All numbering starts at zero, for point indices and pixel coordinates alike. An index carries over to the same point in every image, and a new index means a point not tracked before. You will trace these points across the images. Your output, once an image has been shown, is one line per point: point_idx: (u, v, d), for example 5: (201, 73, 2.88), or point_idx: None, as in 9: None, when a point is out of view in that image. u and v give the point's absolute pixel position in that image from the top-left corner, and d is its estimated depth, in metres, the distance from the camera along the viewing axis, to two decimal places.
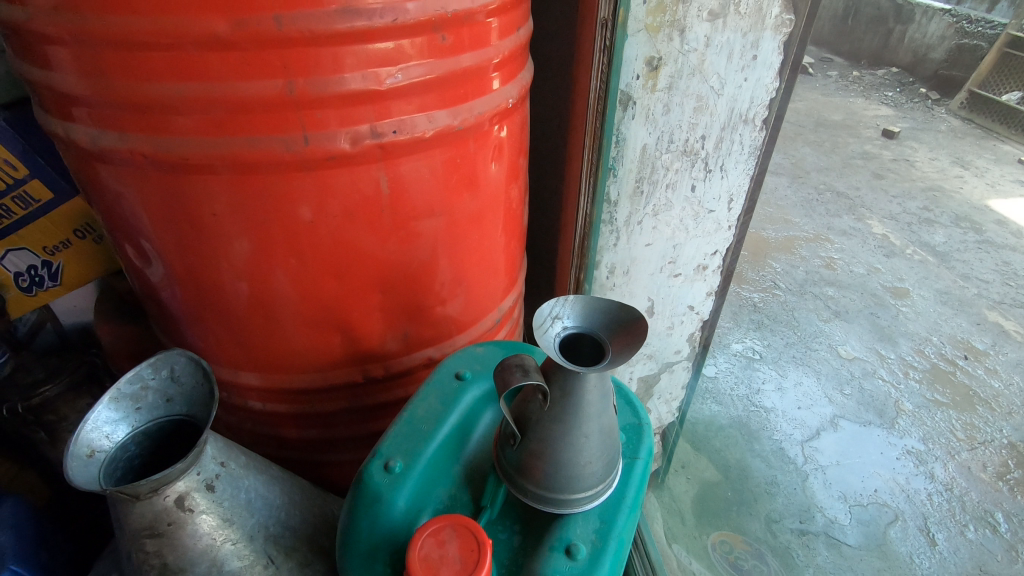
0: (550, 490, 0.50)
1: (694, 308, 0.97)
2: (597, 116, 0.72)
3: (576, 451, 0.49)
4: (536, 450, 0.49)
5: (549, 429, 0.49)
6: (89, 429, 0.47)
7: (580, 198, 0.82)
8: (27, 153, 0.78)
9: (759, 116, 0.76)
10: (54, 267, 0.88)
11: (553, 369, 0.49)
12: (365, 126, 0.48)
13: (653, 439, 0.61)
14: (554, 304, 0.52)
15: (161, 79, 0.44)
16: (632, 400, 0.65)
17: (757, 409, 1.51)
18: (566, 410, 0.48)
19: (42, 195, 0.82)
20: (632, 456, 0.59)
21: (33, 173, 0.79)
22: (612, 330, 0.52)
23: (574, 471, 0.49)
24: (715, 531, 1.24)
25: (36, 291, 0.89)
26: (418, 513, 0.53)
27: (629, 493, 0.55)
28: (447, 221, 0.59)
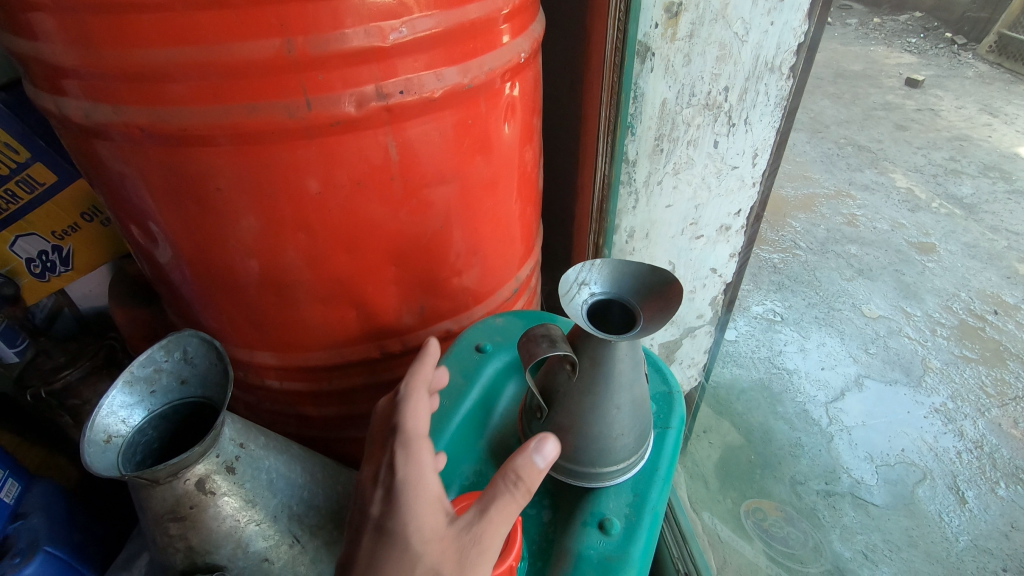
0: (579, 463, 0.49)
1: (717, 271, 0.94)
2: (613, 71, 0.69)
3: (606, 423, 0.47)
4: (565, 423, 0.48)
5: (578, 402, 0.47)
6: (104, 415, 0.46)
7: (598, 158, 0.78)
8: (27, 135, 0.76)
9: (787, 63, 0.72)
10: (65, 252, 0.88)
11: (582, 337, 0.47)
12: (370, 88, 0.45)
13: (685, 406, 0.59)
14: (580, 270, 0.49)
15: (153, 44, 0.41)
16: (661, 368, 0.63)
17: (779, 371, 1.49)
18: (595, 381, 0.47)
19: (47, 178, 0.80)
20: (664, 426, 0.57)
21: (36, 156, 0.78)
22: (642, 295, 0.49)
23: (605, 444, 0.48)
24: (744, 502, 1.23)
25: (49, 276, 0.88)
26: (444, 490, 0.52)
27: (663, 464, 0.54)
28: (460, 188, 0.56)
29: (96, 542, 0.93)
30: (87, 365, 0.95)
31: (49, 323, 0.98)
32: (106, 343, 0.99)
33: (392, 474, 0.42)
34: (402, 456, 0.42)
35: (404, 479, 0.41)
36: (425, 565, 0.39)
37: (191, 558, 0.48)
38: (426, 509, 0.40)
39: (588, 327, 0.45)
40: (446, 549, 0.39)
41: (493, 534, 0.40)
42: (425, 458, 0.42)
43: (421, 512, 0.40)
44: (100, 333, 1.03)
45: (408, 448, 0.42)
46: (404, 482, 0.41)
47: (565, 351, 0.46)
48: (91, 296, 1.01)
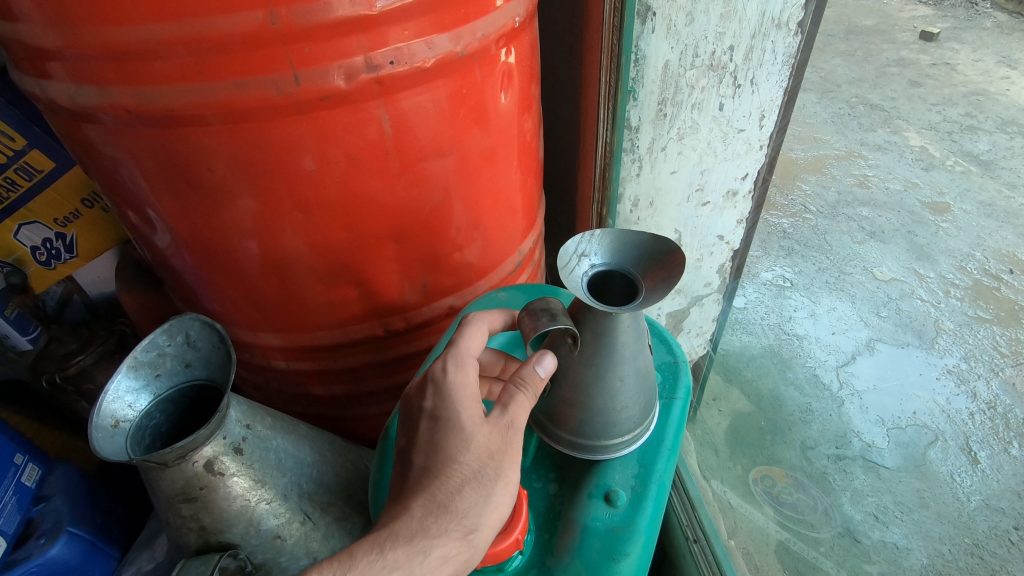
0: (581, 435, 0.50)
1: (724, 238, 0.92)
2: (614, 33, 0.67)
3: (610, 396, 0.48)
4: (568, 396, 0.49)
5: (581, 375, 0.48)
6: (110, 400, 0.47)
7: (600, 126, 0.76)
8: (22, 122, 0.79)
9: (794, 19, 0.69)
10: (69, 239, 0.91)
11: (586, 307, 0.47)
12: (360, 59, 0.44)
13: (691, 376, 0.58)
14: (580, 241, 0.49)
15: (132, 19, 0.40)
16: (666, 338, 0.62)
17: (789, 337, 1.48)
18: (598, 353, 0.47)
19: (45, 166, 0.83)
20: (670, 397, 0.56)
21: (32, 143, 0.81)
22: (645, 265, 0.49)
23: (609, 416, 0.49)
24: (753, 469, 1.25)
25: (54, 264, 0.91)
26: None
27: (669, 435, 0.54)
28: (458, 160, 0.55)
29: (118, 521, 0.95)
30: (97, 350, 0.98)
31: (59, 311, 0.98)
32: (116, 329, 1.02)
33: (444, 376, 0.48)
34: (453, 362, 0.48)
35: (455, 381, 0.47)
36: (476, 443, 0.45)
37: (205, 537, 0.48)
38: (471, 401, 0.47)
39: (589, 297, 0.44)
40: (491, 431, 0.45)
41: (524, 418, 0.46)
42: (472, 366, 0.49)
43: (467, 403, 0.46)
44: (111, 319, 1.05)
45: (459, 359, 0.49)
46: (453, 382, 0.47)
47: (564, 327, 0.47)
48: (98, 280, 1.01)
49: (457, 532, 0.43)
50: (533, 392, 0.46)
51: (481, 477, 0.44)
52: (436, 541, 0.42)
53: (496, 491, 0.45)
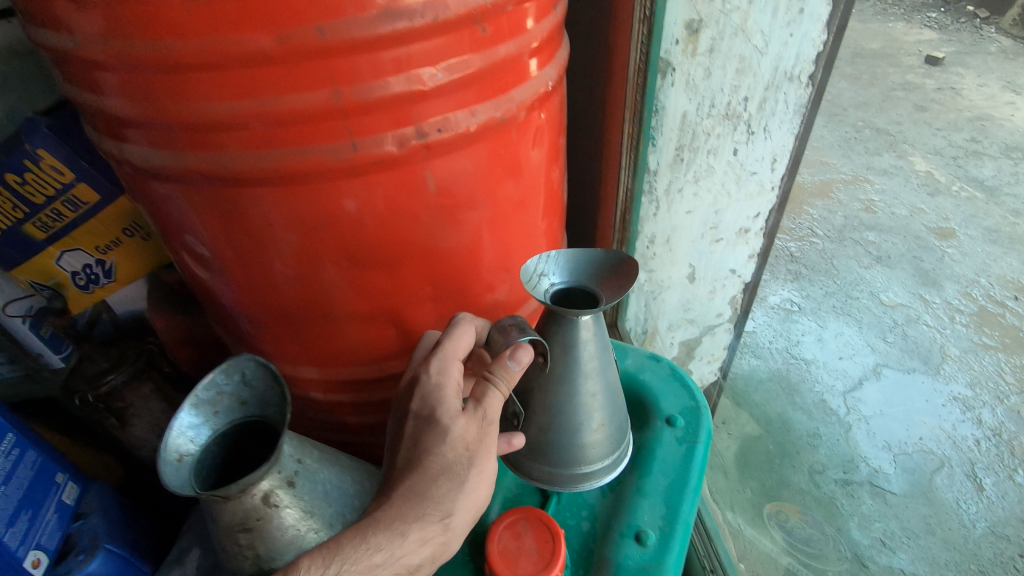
0: (562, 462, 0.56)
1: (736, 272, 0.96)
2: (636, 91, 0.71)
3: (585, 415, 0.54)
4: (543, 421, 0.55)
5: (554, 395, 0.54)
6: (175, 436, 0.50)
7: (621, 173, 0.80)
8: (71, 158, 0.86)
9: (806, 73, 0.73)
10: (107, 266, 1.00)
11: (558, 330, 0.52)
12: (411, 128, 0.48)
13: (711, 421, 0.63)
14: (540, 261, 0.56)
15: (208, 97, 0.44)
16: (687, 383, 0.67)
17: (797, 361, 1.51)
18: (571, 374, 0.53)
19: (89, 199, 0.91)
20: (692, 441, 0.61)
21: (79, 177, 0.88)
22: (598, 277, 0.57)
23: (584, 437, 0.55)
24: (770, 503, 1.23)
25: (92, 288, 1.00)
26: (492, 505, 0.60)
27: (692, 477, 0.58)
28: (491, 210, 0.59)
29: (148, 538, 0.99)
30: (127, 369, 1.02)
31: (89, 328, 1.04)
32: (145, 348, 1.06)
33: (428, 377, 0.53)
34: (436, 364, 0.53)
35: (438, 381, 0.52)
36: (453, 436, 0.50)
37: (259, 564, 0.52)
38: (451, 398, 0.52)
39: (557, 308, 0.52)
40: (469, 424, 0.50)
41: (498, 411, 0.52)
42: (455, 367, 0.53)
43: (448, 399, 0.51)
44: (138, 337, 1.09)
45: (444, 362, 0.53)
46: (437, 383, 0.52)
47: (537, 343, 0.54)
48: (127, 300, 1.06)
49: (435, 521, 0.49)
50: (502, 385, 0.51)
51: (454, 468, 0.50)
52: (420, 526, 0.48)
53: (471, 479, 0.50)
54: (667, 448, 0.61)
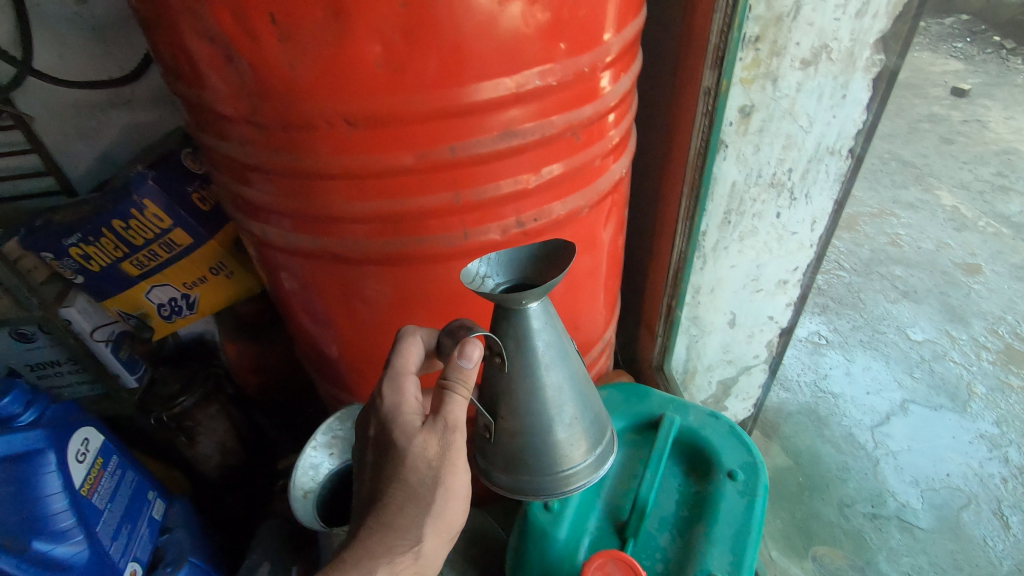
0: (541, 465, 0.56)
1: (774, 318, 1.03)
2: (696, 170, 0.78)
3: (553, 411, 0.54)
4: (514, 425, 0.55)
5: (517, 397, 0.54)
6: (300, 475, 0.59)
7: (676, 237, 0.87)
8: (171, 207, 0.99)
9: (846, 146, 0.80)
10: (190, 299, 1.13)
11: (507, 323, 0.52)
12: (512, 220, 0.56)
13: (769, 476, 0.66)
14: (480, 264, 0.51)
15: (349, 198, 0.52)
16: (744, 436, 0.69)
17: (825, 395, 1.56)
18: (530, 373, 0.53)
19: (183, 242, 1.03)
20: (752, 495, 0.64)
21: (175, 224, 1.01)
22: (540, 270, 0.52)
23: (553, 433, 0.55)
24: (812, 547, 1.25)
25: (176, 316, 1.14)
26: (577, 546, 0.65)
27: (755, 527, 0.62)
28: (568, 278, 0.67)
29: (221, 552, 1.07)
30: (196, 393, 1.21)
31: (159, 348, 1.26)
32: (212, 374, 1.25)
33: (382, 399, 0.53)
34: (389, 383, 0.53)
35: (391, 401, 0.53)
36: (415, 455, 0.50)
37: None
38: (409, 418, 0.52)
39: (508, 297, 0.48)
40: (431, 439, 0.51)
41: (460, 418, 0.52)
42: (408, 383, 0.54)
43: (405, 420, 0.52)
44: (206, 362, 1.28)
45: (395, 380, 0.53)
46: (391, 403, 0.53)
47: (490, 342, 0.54)
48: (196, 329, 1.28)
49: (407, 554, 0.50)
50: (457, 389, 0.51)
51: (420, 493, 0.50)
52: (392, 562, 0.49)
53: (437, 500, 0.51)
54: (730, 500, 0.65)
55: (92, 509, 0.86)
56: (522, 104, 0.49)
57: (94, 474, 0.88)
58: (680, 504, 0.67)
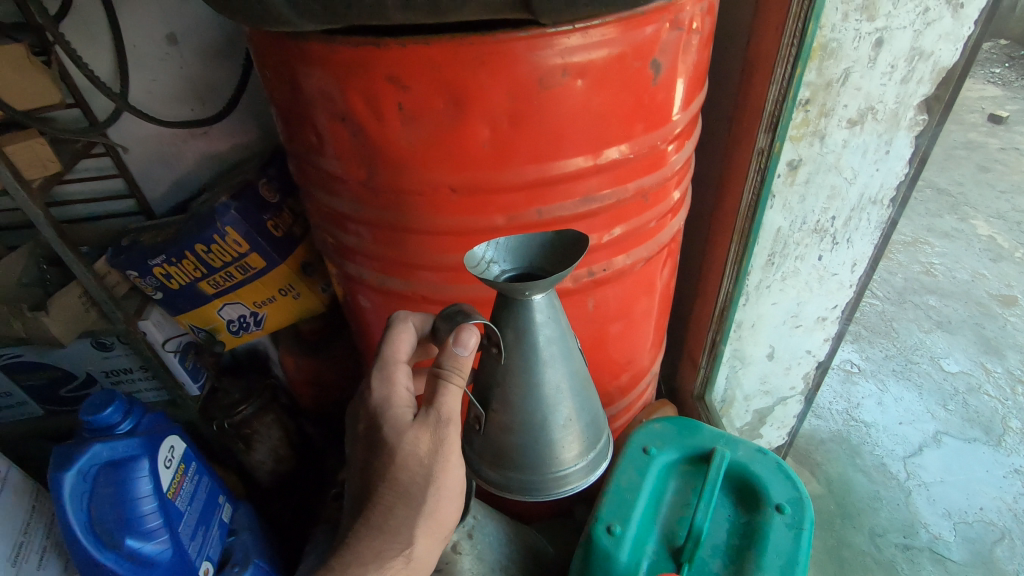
0: (532, 462, 0.57)
1: (811, 352, 1.07)
2: (746, 218, 0.83)
3: (551, 409, 0.55)
4: (508, 418, 0.55)
5: (514, 390, 0.54)
6: None
7: (723, 278, 0.93)
8: (249, 233, 1.08)
9: (887, 196, 0.85)
10: (258, 317, 1.21)
11: (509, 315, 0.52)
12: (584, 269, 0.63)
13: (814, 511, 0.71)
14: (488, 249, 0.50)
15: (445, 251, 0.59)
16: (790, 472, 0.74)
17: (857, 423, 1.58)
18: (532, 367, 0.53)
19: (257, 265, 1.12)
20: (798, 528, 0.69)
21: (252, 249, 1.10)
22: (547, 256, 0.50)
23: (549, 427, 0.55)
24: None
25: (243, 331, 1.23)
26: (636, 568, 0.70)
27: (802, 559, 0.67)
28: (626, 318, 0.73)
29: (279, 555, 1.14)
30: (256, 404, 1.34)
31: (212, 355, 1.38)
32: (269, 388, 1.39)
33: (374, 390, 0.56)
34: (379, 374, 0.56)
35: (381, 392, 0.56)
36: (406, 450, 0.54)
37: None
38: (399, 411, 0.55)
39: (516, 285, 0.47)
40: (424, 437, 0.54)
41: (454, 409, 0.55)
42: (397, 374, 0.56)
43: (397, 412, 0.55)
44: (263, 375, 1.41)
45: (384, 371, 0.57)
46: (381, 394, 0.56)
47: (489, 332, 0.54)
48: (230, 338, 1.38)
49: (398, 558, 0.57)
50: (453, 375, 0.53)
51: (410, 495, 0.55)
52: (382, 565, 0.56)
53: (426, 501, 0.56)
54: (778, 532, 0.69)
55: (176, 512, 0.93)
56: (603, 173, 0.55)
57: (177, 479, 0.96)
58: (731, 533, 0.72)
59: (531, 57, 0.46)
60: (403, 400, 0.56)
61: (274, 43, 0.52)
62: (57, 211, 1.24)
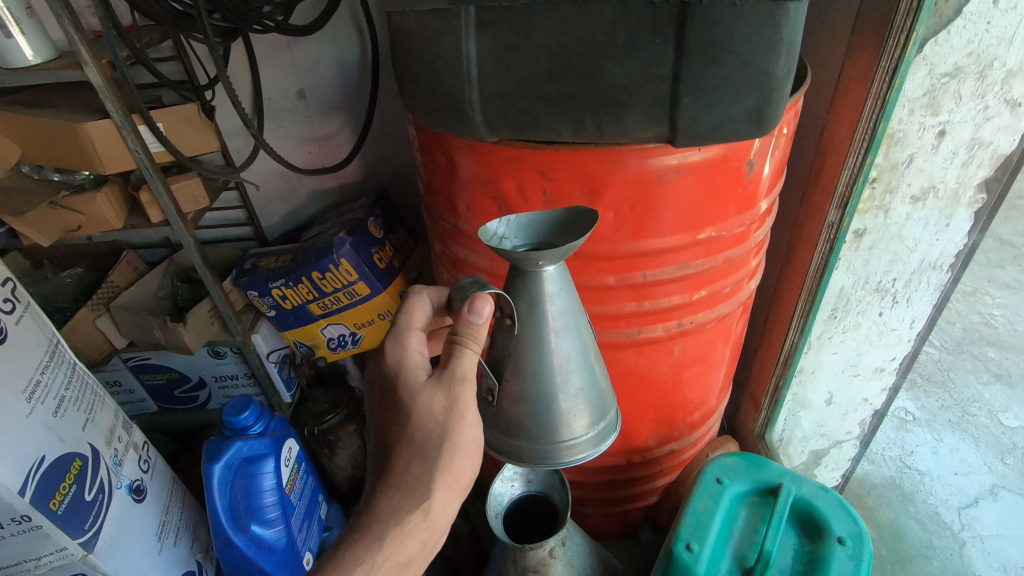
0: (541, 433, 0.60)
1: (868, 400, 1.13)
2: (815, 278, 0.94)
3: (560, 378, 0.58)
4: (517, 390, 0.59)
5: (524, 362, 0.57)
6: (492, 499, 0.78)
7: (791, 330, 1.03)
8: (359, 264, 1.24)
9: (946, 262, 0.93)
10: (355, 336, 1.36)
11: (524, 286, 0.55)
12: (674, 321, 0.74)
13: (873, 545, 0.78)
14: (499, 225, 0.54)
15: None
16: (851, 509, 0.82)
17: (910, 471, 1.60)
18: (544, 341, 0.57)
19: (361, 291, 1.27)
20: (858, 560, 0.77)
21: (359, 278, 1.25)
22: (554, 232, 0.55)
23: (560, 395, 0.59)
24: None
25: (340, 348, 1.38)
26: None
27: None
28: (704, 363, 0.84)
29: None
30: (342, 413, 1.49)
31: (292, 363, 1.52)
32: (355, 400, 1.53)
33: (388, 355, 0.62)
34: (393, 339, 0.63)
35: (393, 356, 0.62)
36: (421, 408, 0.58)
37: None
38: (412, 373, 0.61)
39: (527, 255, 0.52)
40: (438, 396, 0.58)
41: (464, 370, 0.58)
42: (408, 339, 0.62)
43: (409, 374, 0.60)
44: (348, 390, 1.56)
45: (397, 336, 0.63)
46: (393, 358, 0.62)
47: (502, 303, 0.58)
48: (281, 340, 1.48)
49: (415, 512, 0.57)
50: (462, 337, 0.56)
51: (426, 451, 0.58)
52: (399, 523, 0.57)
53: (442, 457, 0.58)
54: (840, 562, 0.77)
55: (290, 505, 1.08)
56: (698, 245, 0.67)
57: (292, 476, 1.10)
58: (796, 560, 0.80)
59: (654, 160, 0.59)
60: (416, 362, 0.62)
61: (439, 138, 0.66)
62: (205, 232, 1.46)
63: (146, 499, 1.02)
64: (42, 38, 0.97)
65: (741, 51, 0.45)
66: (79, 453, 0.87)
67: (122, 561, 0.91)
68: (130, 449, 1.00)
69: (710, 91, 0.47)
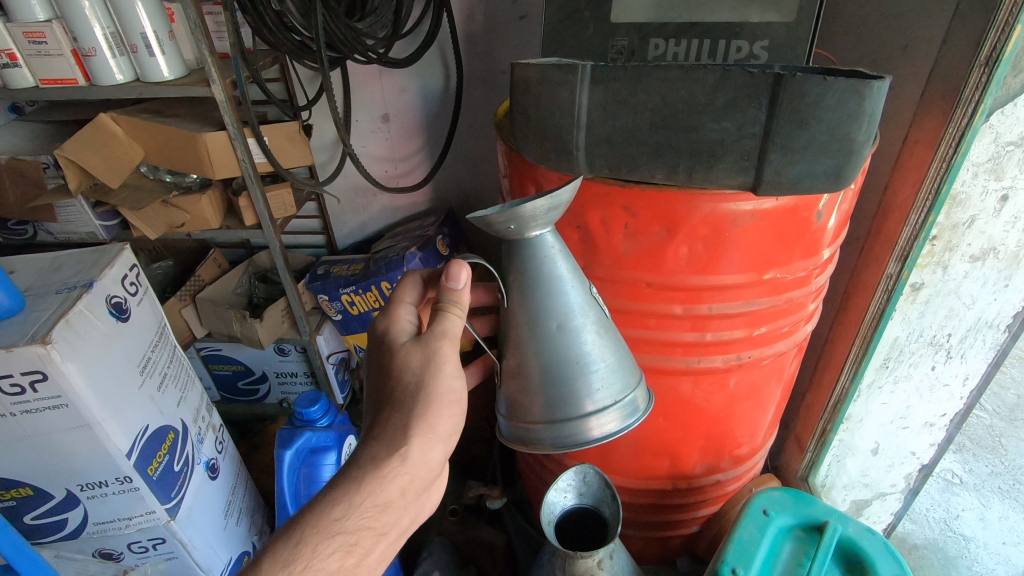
0: (552, 409, 0.63)
1: (916, 453, 1.13)
2: (871, 325, 0.96)
3: (562, 350, 0.62)
4: (516, 361, 0.64)
5: (523, 338, 0.62)
6: (547, 504, 0.84)
7: (840, 376, 1.05)
8: None
9: (1004, 322, 0.94)
10: None
11: (515, 255, 0.60)
12: (733, 353, 0.79)
13: None
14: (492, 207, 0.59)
15: (628, 327, 0.78)
16: (895, 554, 0.84)
17: (956, 536, 1.59)
18: (541, 315, 0.61)
19: None
20: None
21: None
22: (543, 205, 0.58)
23: (565, 372, 0.62)
24: None
25: None
26: None
27: None
28: (754, 398, 0.87)
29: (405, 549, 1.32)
30: None
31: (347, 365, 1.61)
32: None
33: (379, 323, 0.68)
34: (383, 309, 0.69)
35: (383, 323, 0.68)
36: (407, 361, 0.63)
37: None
38: (398, 335, 0.66)
39: (503, 214, 0.55)
40: (416, 351, 0.63)
41: (449, 329, 0.64)
42: (398, 309, 0.69)
43: (395, 336, 0.66)
44: None
45: (388, 308, 0.69)
46: (383, 325, 0.68)
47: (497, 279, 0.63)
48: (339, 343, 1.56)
49: (394, 457, 0.60)
50: (449, 298, 0.64)
51: (404, 402, 0.62)
52: (377, 468, 0.59)
53: (418, 407, 0.62)
54: None
55: None
56: (761, 284, 0.72)
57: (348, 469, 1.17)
58: None
59: (728, 206, 0.65)
60: (403, 327, 0.67)
61: (531, 169, 0.74)
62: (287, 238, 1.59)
63: (219, 477, 1.10)
64: (178, 58, 1.11)
65: (828, 119, 0.51)
66: (173, 427, 0.96)
67: (195, 530, 0.99)
68: (210, 429, 1.09)
69: (798, 149, 0.54)
